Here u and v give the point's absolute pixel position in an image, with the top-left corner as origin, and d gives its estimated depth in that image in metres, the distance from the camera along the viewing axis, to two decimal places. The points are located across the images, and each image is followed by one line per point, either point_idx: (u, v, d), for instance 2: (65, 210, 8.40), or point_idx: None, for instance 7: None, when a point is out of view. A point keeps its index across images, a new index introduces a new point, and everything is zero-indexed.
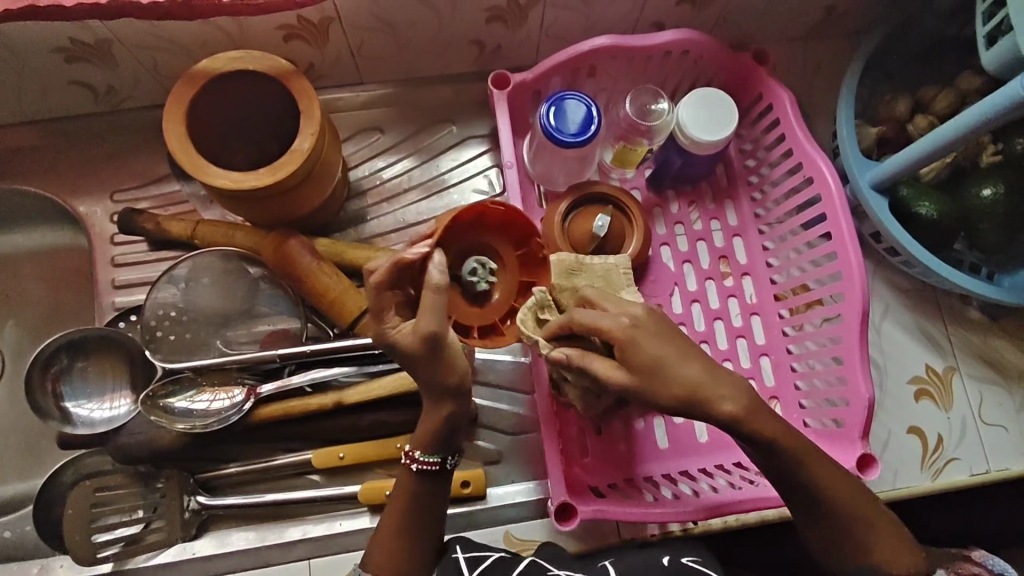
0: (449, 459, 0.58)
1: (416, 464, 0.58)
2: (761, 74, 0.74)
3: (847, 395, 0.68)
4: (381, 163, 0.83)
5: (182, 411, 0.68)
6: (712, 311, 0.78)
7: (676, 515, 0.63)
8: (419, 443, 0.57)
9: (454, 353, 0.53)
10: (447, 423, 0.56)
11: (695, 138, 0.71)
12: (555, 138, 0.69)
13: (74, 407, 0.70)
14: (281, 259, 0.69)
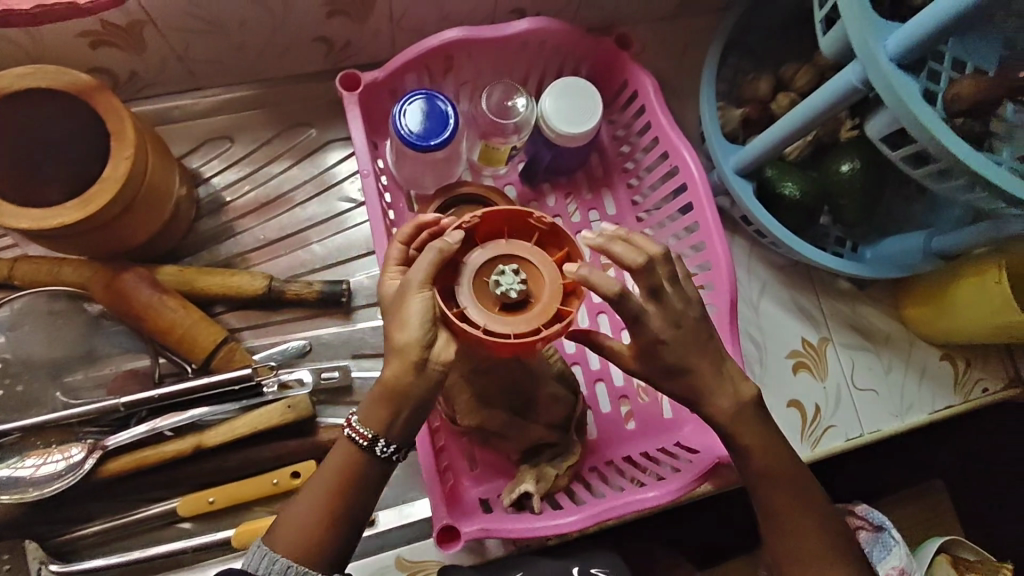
0: (383, 442, 0.52)
1: (351, 430, 0.52)
2: (624, 60, 0.73)
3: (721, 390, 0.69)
4: (234, 175, 0.76)
5: (5, 480, 0.61)
6: (596, 306, 0.77)
7: (555, 527, 0.60)
8: (367, 407, 0.51)
9: (412, 314, 0.48)
10: (393, 397, 0.50)
11: (558, 132, 0.69)
12: (411, 143, 0.65)
13: None
14: (115, 297, 0.62)
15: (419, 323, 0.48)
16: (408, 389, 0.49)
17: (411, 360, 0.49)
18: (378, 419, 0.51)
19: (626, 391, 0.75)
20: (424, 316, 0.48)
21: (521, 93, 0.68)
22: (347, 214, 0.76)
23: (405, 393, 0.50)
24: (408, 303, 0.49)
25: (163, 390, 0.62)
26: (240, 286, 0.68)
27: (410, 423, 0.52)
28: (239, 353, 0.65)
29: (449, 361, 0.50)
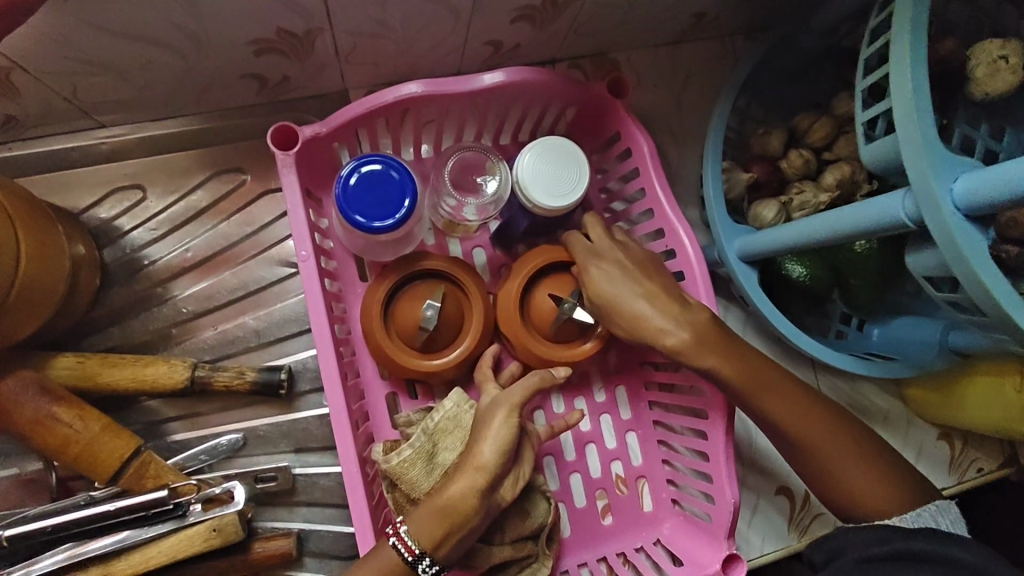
0: (427, 561, 0.50)
1: (398, 540, 0.50)
2: (618, 110, 0.61)
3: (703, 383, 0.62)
4: (149, 232, 0.63)
5: None
6: (575, 388, 0.68)
7: None
8: (418, 520, 0.50)
9: (504, 431, 0.53)
10: (457, 511, 0.51)
11: (547, 203, 0.57)
12: (359, 225, 0.53)
13: None
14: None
15: (504, 442, 0.53)
16: (474, 510, 0.51)
17: (485, 481, 0.52)
18: (432, 536, 0.50)
19: (603, 483, 0.68)
20: (505, 442, 0.53)
21: (492, 165, 0.58)
22: (288, 280, 0.65)
23: (465, 514, 0.51)
24: (496, 420, 0.54)
25: (57, 518, 0.53)
26: (154, 379, 0.58)
27: (456, 547, 0.51)
28: (152, 466, 0.55)
29: (508, 498, 0.54)
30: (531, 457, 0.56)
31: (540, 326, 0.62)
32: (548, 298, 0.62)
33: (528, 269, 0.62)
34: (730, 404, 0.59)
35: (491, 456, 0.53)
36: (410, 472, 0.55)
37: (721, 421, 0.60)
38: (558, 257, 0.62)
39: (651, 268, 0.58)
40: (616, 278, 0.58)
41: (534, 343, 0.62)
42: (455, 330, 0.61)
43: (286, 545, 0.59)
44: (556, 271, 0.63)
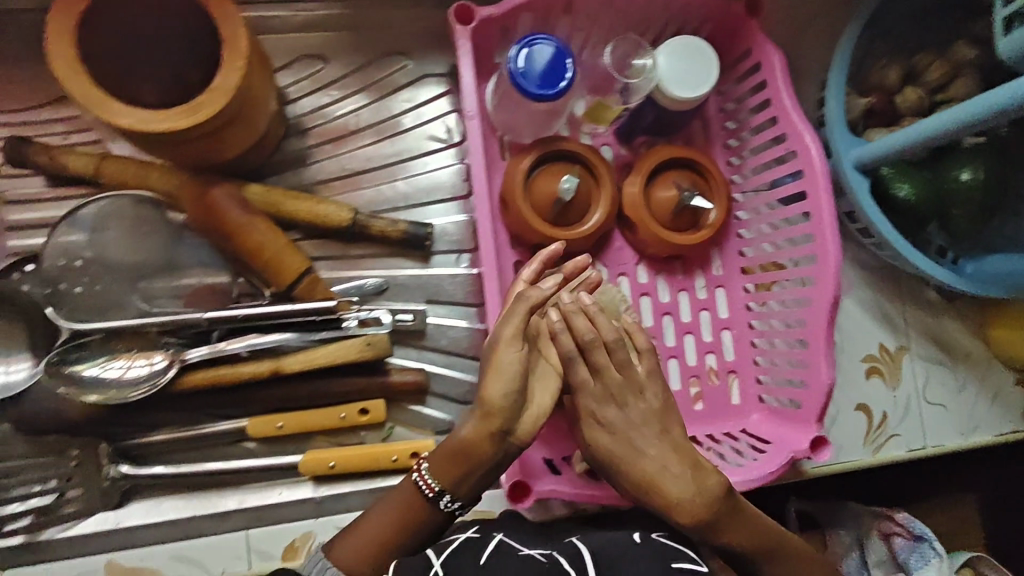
0: (447, 498, 0.59)
1: (420, 478, 0.59)
2: (753, 26, 0.68)
3: (814, 268, 0.65)
4: (327, 99, 0.73)
5: (91, 380, 0.61)
6: (679, 282, 0.74)
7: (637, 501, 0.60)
8: (438, 458, 0.59)
9: (504, 371, 0.57)
10: (472, 451, 0.57)
11: (690, 92, 0.64)
12: (528, 92, 0.61)
13: None
14: (206, 213, 0.61)
15: (506, 392, 0.57)
16: (482, 454, 0.57)
17: (492, 427, 0.57)
18: (447, 474, 0.58)
19: (697, 371, 0.74)
20: (512, 379, 0.57)
21: (643, 54, 0.65)
22: (438, 154, 0.74)
23: (477, 456, 0.57)
24: (501, 355, 0.57)
25: (247, 311, 0.62)
26: (327, 216, 0.66)
27: (473, 484, 0.59)
28: (321, 284, 0.64)
29: (527, 437, 0.58)
30: (542, 396, 0.59)
31: (661, 206, 0.70)
32: (670, 189, 0.69)
33: (656, 159, 0.70)
34: (839, 292, 0.63)
35: (498, 398, 0.57)
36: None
37: (826, 313, 0.64)
38: (681, 154, 0.70)
39: (649, 406, 0.59)
40: (616, 380, 0.58)
41: (654, 224, 0.69)
42: (588, 206, 0.68)
43: (417, 376, 0.67)
44: (674, 168, 0.71)
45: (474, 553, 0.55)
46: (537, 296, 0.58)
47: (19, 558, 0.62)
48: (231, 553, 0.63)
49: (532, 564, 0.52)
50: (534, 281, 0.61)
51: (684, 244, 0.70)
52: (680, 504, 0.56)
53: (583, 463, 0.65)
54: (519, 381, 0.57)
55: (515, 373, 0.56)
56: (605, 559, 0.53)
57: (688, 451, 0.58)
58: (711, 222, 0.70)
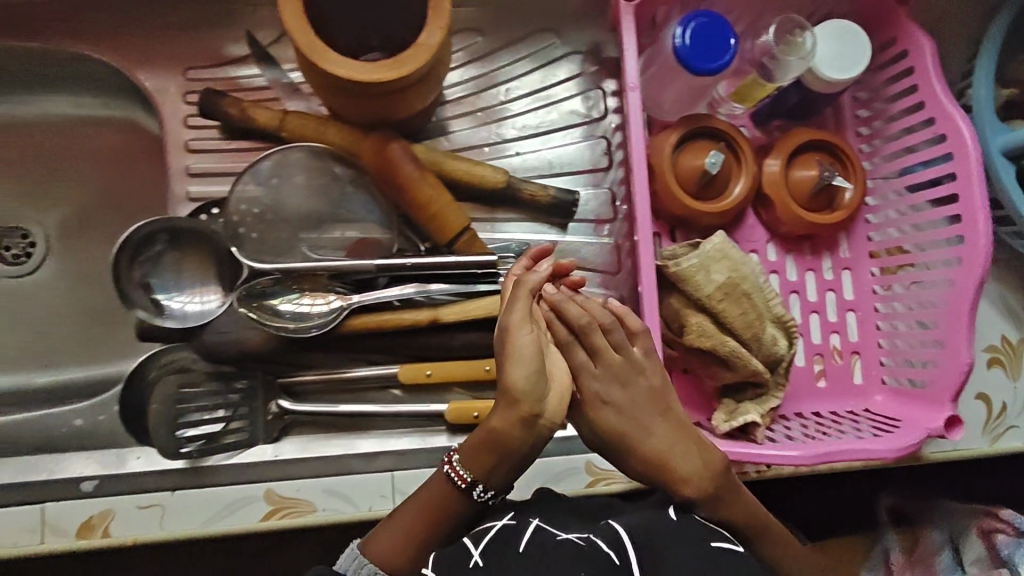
0: (480, 487, 0.54)
1: (450, 468, 0.54)
2: (900, 15, 0.70)
3: (961, 250, 0.67)
4: (479, 71, 0.77)
5: (286, 313, 0.65)
6: (807, 262, 0.77)
7: (783, 458, 0.62)
8: (468, 450, 0.54)
9: (519, 353, 0.51)
10: (504, 439, 0.53)
11: (846, 71, 0.67)
12: (692, 68, 0.65)
13: (166, 300, 0.67)
14: (382, 166, 0.66)
15: (528, 377, 0.51)
16: (512, 441, 0.53)
17: (524, 413, 0.52)
18: (482, 464, 0.54)
19: (821, 349, 0.76)
20: (531, 362, 0.52)
21: (806, 31, 0.65)
22: (580, 128, 0.77)
23: (509, 445, 0.53)
24: (515, 339, 0.51)
25: (414, 259, 0.65)
26: (482, 177, 0.70)
27: (502, 471, 0.54)
28: (480, 240, 0.67)
29: (557, 420, 0.54)
30: (561, 371, 0.55)
31: (800, 185, 0.72)
32: (810, 168, 0.72)
33: (797, 141, 0.72)
34: (988, 273, 0.65)
35: (522, 381, 0.52)
36: (696, 276, 0.66)
37: (970, 293, 0.66)
38: (822, 137, 0.73)
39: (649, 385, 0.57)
40: (621, 362, 0.56)
41: (792, 203, 0.72)
42: (729, 182, 0.71)
43: None
44: (812, 151, 0.73)
45: (510, 543, 0.49)
46: (533, 278, 0.53)
47: (181, 480, 0.65)
48: (378, 492, 0.65)
49: (573, 550, 0.47)
50: (530, 269, 0.57)
51: (821, 224, 0.72)
52: (686, 481, 0.55)
53: (724, 425, 0.66)
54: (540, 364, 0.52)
55: (535, 355, 0.51)
56: (641, 540, 0.49)
57: (689, 427, 0.58)
58: (847, 204, 0.73)
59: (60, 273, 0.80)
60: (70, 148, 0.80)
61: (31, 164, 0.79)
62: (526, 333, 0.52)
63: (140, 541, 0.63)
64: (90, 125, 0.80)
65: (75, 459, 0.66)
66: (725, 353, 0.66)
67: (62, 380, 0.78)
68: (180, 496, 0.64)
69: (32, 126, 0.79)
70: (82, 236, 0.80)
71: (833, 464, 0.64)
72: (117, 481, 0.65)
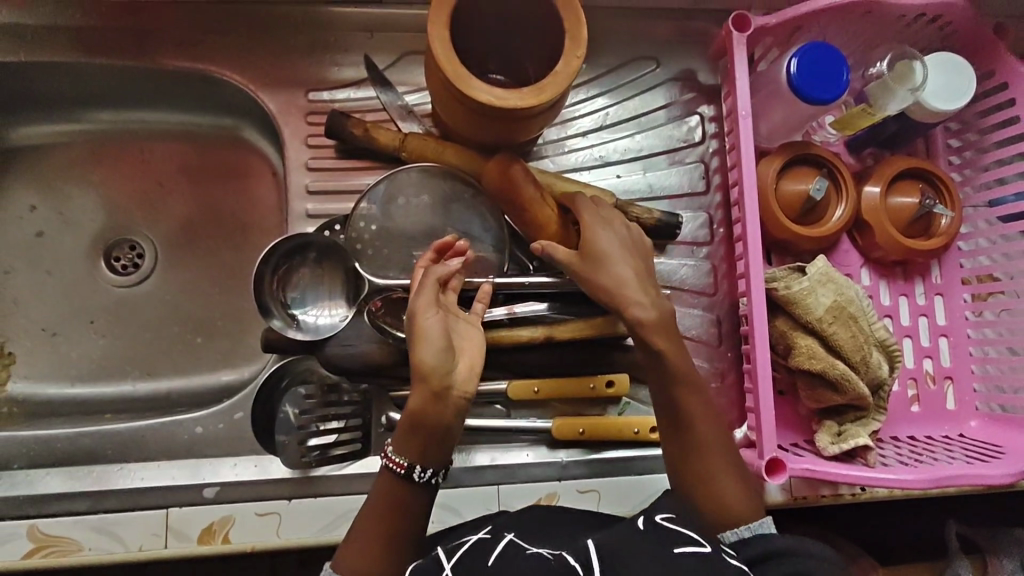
0: (419, 468, 0.54)
1: (387, 459, 0.54)
2: (1001, 50, 0.72)
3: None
4: (580, 96, 0.79)
5: None
6: (900, 287, 0.78)
7: (896, 482, 0.63)
8: (399, 439, 0.54)
9: (425, 334, 0.52)
10: (425, 418, 0.52)
11: (955, 101, 0.69)
12: (809, 96, 0.67)
13: (300, 314, 0.69)
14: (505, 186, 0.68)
15: (435, 354, 0.52)
16: (433, 415, 0.52)
17: (433, 388, 0.52)
18: (413, 447, 0.53)
19: (915, 374, 0.77)
20: (440, 343, 0.52)
21: (917, 60, 0.68)
22: (677, 152, 0.80)
23: (435, 421, 0.52)
24: (422, 324, 0.53)
25: (531, 280, 0.69)
26: None
27: (433, 448, 0.54)
28: None
29: (472, 389, 0.53)
30: (472, 338, 0.55)
31: (901, 211, 0.74)
32: (909, 196, 0.74)
33: (895, 169, 0.74)
34: None
35: (432, 360, 0.52)
36: (805, 300, 0.67)
37: None
38: (920, 166, 0.74)
39: (631, 235, 0.63)
40: (602, 210, 0.64)
41: (892, 228, 0.73)
42: (830, 208, 0.73)
43: None
44: (908, 178, 0.75)
45: (480, 557, 0.50)
46: (445, 271, 0.57)
47: (298, 488, 0.66)
48: (483, 505, 0.68)
49: (539, 562, 0.47)
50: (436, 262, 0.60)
51: (920, 249, 0.73)
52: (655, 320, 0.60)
53: (829, 447, 0.68)
54: (445, 338, 0.52)
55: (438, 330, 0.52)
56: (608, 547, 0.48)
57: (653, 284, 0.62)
58: (944, 230, 0.74)
59: (165, 284, 0.82)
60: (179, 163, 0.83)
61: (143, 179, 0.82)
62: (429, 315, 0.53)
63: (259, 548, 0.65)
64: (200, 141, 0.83)
65: (196, 466, 0.67)
66: (834, 376, 0.67)
67: (164, 389, 0.80)
68: (296, 505, 0.65)
69: (146, 142, 0.82)
70: (187, 249, 0.82)
71: (942, 488, 0.65)
72: (236, 489, 0.67)
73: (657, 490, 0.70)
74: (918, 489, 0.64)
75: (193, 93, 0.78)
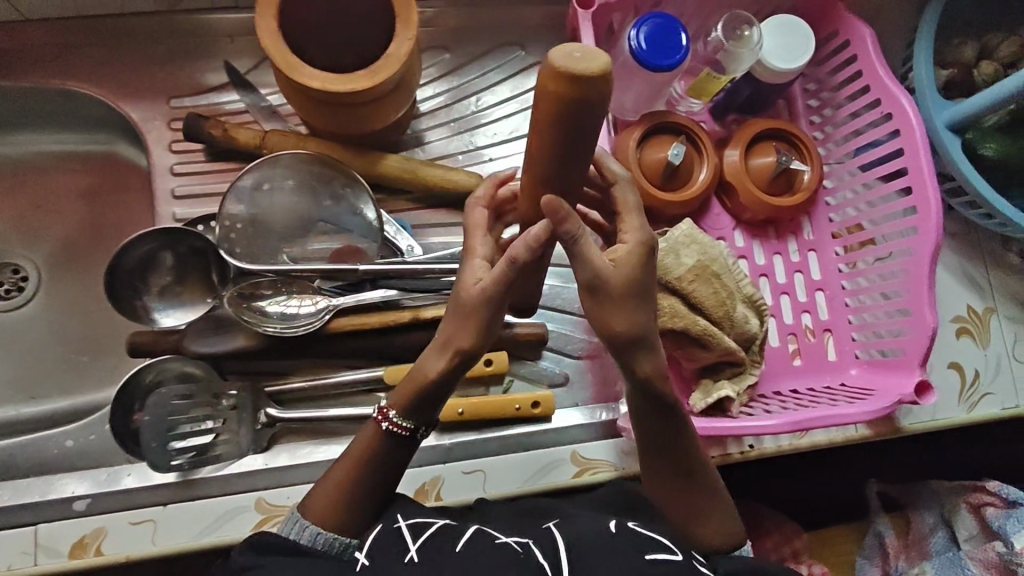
0: (425, 431, 0.54)
1: (392, 423, 0.52)
2: (839, 9, 0.75)
3: (915, 218, 0.71)
4: (447, 85, 0.81)
5: (280, 316, 0.67)
6: (773, 246, 0.80)
7: (760, 429, 0.64)
8: (397, 401, 0.53)
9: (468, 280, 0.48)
10: (455, 342, 0.49)
11: (792, 64, 0.72)
12: (650, 64, 0.69)
13: (159, 296, 0.68)
14: (570, 121, 0.40)
15: (486, 274, 0.49)
16: (440, 378, 0.51)
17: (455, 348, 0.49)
18: (414, 408, 0.52)
19: (794, 329, 0.78)
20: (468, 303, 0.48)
21: (754, 24, 0.70)
22: None
23: (431, 384, 0.51)
24: (477, 237, 0.51)
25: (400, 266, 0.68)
26: (458, 182, 0.73)
27: (431, 410, 0.53)
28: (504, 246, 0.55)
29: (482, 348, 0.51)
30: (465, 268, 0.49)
31: (762, 169, 0.76)
32: (767, 156, 0.76)
33: (753, 130, 0.76)
34: (941, 244, 0.68)
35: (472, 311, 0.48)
36: (665, 260, 0.69)
37: (928, 262, 0.70)
38: (775, 125, 0.77)
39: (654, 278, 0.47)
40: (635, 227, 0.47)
41: (753, 188, 0.75)
42: (692, 173, 0.75)
43: (539, 328, 0.73)
44: (767, 139, 0.77)
45: (449, 541, 0.50)
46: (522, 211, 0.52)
47: (173, 494, 0.65)
48: None
49: (507, 556, 0.48)
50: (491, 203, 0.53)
51: (782, 207, 0.75)
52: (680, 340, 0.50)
53: (702, 403, 0.68)
54: (516, 269, 0.46)
55: (505, 261, 0.46)
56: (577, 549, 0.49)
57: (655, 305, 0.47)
58: (805, 186, 0.76)
59: (48, 304, 0.81)
60: (55, 182, 0.82)
61: (18, 200, 0.82)
62: (521, 249, 0.45)
63: (133, 558, 0.63)
64: (75, 159, 0.82)
65: (66, 480, 0.66)
66: (704, 334, 0.68)
67: (49, 410, 0.78)
68: (172, 510, 0.64)
69: (16, 163, 0.81)
70: (68, 266, 0.81)
71: (809, 432, 0.66)
72: (109, 499, 0.65)
73: (545, 463, 0.70)
74: (785, 435, 0.65)
75: (60, 109, 0.78)
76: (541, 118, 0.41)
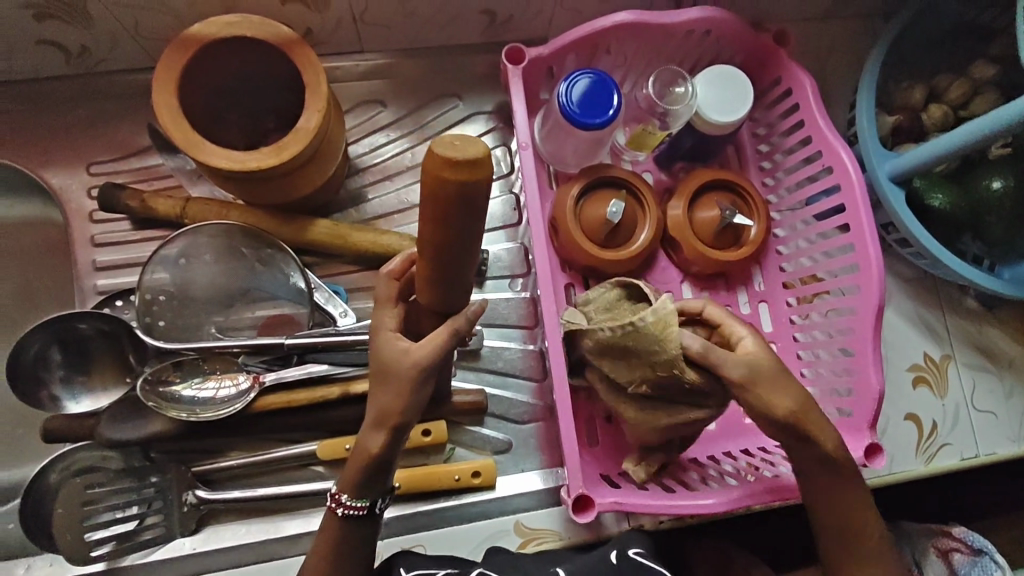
0: (382, 502, 0.53)
1: (344, 506, 0.52)
2: (782, 56, 0.72)
3: (857, 276, 0.69)
4: (383, 139, 0.78)
5: (202, 400, 0.65)
6: (722, 298, 0.77)
7: (696, 506, 0.62)
8: (349, 485, 0.51)
9: (389, 358, 0.47)
10: (388, 417, 0.48)
11: (728, 116, 0.69)
12: (579, 123, 0.66)
13: (71, 383, 0.66)
14: (459, 211, 0.35)
15: (400, 347, 0.47)
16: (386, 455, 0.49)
17: (388, 424, 0.48)
18: (361, 487, 0.51)
19: None
20: (387, 384, 0.47)
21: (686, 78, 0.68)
22: None
23: (375, 461, 0.49)
24: (386, 312, 0.48)
25: (329, 339, 0.65)
26: (390, 246, 0.70)
27: (381, 483, 0.51)
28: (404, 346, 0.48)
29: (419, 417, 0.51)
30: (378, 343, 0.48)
31: (707, 223, 0.73)
32: (711, 209, 0.73)
33: (697, 182, 0.74)
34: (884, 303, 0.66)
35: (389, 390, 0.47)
36: None
37: (872, 321, 0.67)
38: (720, 176, 0.74)
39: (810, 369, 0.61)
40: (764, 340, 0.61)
41: (698, 244, 0.73)
42: (634, 230, 0.72)
43: (477, 397, 0.70)
44: (711, 191, 0.75)
45: None
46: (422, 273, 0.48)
47: None
48: None
49: None
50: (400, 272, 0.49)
51: (729, 260, 0.73)
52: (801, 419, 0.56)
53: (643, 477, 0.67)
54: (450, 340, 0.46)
55: (447, 331, 0.45)
56: None
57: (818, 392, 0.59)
58: (752, 238, 0.74)
59: None
60: None
61: None
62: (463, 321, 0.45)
63: None
64: None
65: None
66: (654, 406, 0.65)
67: None
68: None
69: None
70: None
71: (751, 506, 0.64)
72: None
73: (488, 534, 0.69)
74: (727, 511, 0.63)
75: None
76: (427, 213, 0.36)
